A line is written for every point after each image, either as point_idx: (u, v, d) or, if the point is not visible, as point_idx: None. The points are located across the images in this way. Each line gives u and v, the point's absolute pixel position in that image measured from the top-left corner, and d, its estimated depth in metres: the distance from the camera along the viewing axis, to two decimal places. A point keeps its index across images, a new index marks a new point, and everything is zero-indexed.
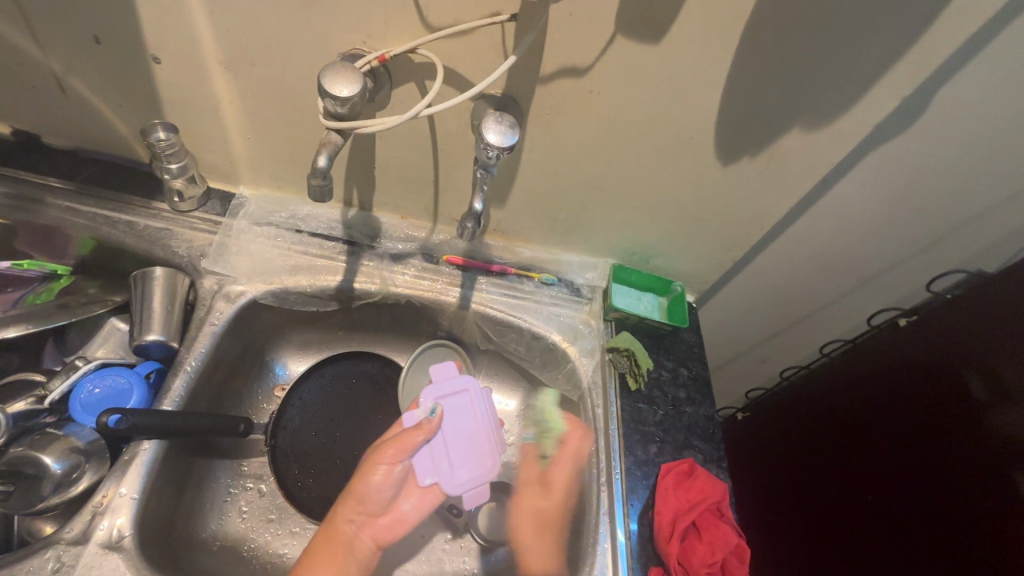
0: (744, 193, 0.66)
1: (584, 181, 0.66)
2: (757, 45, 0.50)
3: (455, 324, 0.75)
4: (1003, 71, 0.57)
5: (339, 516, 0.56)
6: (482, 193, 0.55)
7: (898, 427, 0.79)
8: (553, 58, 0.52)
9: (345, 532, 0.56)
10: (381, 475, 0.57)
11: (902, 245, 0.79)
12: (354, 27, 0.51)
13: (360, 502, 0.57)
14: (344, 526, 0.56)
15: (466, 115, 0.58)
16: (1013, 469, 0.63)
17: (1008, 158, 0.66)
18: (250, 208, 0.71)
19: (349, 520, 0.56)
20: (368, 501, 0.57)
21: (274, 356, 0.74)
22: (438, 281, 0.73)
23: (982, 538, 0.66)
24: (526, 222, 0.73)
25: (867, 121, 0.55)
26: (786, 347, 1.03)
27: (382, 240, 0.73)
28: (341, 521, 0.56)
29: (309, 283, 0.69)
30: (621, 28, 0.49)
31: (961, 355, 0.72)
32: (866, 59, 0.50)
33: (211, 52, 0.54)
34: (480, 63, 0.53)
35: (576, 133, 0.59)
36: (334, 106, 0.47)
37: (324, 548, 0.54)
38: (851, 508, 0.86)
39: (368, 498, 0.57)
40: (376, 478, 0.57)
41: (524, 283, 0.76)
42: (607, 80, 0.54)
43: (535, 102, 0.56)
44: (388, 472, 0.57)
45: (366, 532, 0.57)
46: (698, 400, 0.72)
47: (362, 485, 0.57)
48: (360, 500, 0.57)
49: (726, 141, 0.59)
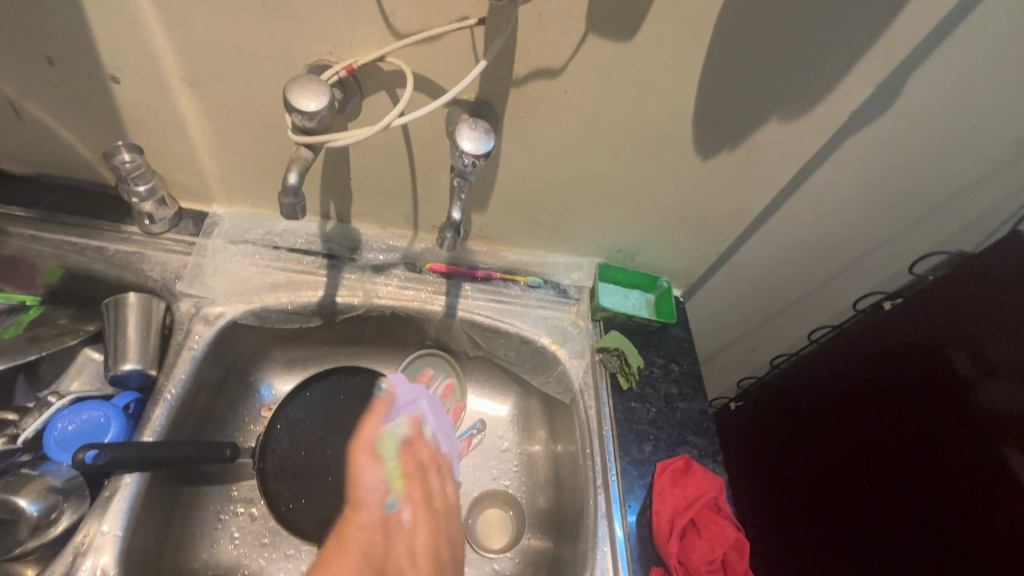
0: (725, 186, 0.65)
1: (564, 182, 0.65)
2: (727, 39, 0.50)
3: (442, 332, 0.74)
4: (972, 53, 0.58)
5: (348, 524, 0.55)
6: (460, 202, 0.54)
7: (889, 409, 0.80)
8: (525, 60, 0.51)
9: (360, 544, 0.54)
10: (370, 478, 0.58)
11: (881, 228, 0.80)
12: (320, 37, 0.49)
13: (365, 510, 0.57)
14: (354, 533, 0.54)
15: (441, 122, 0.57)
16: (1000, 440, 0.64)
17: (979, 136, 0.67)
18: (225, 226, 0.69)
19: (361, 528, 0.55)
20: (369, 507, 0.57)
21: (258, 377, 0.72)
22: (423, 290, 0.72)
23: (977, 514, 0.66)
24: (508, 226, 0.72)
25: (843, 107, 0.55)
26: (775, 335, 1.04)
27: (362, 252, 0.71)
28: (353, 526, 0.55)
29: (289, 300, 0.67)
30: (592, 28, 0.48)
31: (942, 332, 0.73)
32: (838, 48, 0.51)
33: (173, 70, 0.52)
34: (450, 69, 0.52)
35: (553, 134, 0.59)
36: (302, 121, 0.46)
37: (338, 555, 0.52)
38: (849, 493, 0.86)
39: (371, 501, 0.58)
40: (370, 482, 0.58)
41: (509, 287, 0.76)
42: (581, 79, 0.53)
43: (509, 106, 0.56)
44: (373, 471, 0.59)
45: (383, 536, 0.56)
46: (690, 395, 0.72)
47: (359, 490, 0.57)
48: (363, 505, 0.57)
49: (705, 134, 0.59)
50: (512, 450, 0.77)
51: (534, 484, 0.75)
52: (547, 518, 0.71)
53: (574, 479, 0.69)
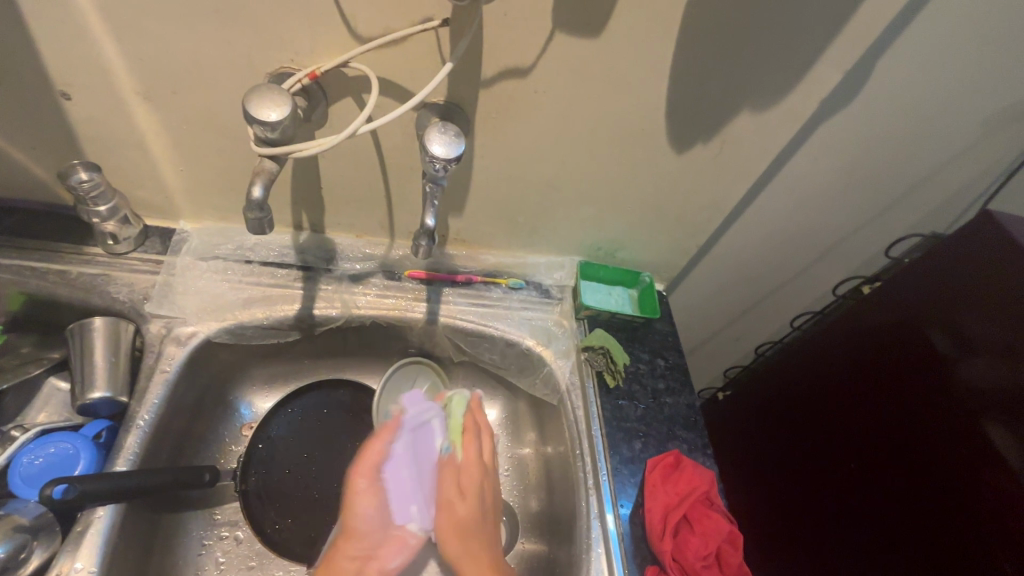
0: (701, 178, 0.65)
1: (540, 182, 0.65)
2: (695, 32, 0.49)
3: (425, 339, 0.73)
4: (935, 38, 0.59)
5: (338, 553, 0.53)
6: (433, 209, 0.52)
7: (873, 392, 0.80)
8: (493, 60, 0.50)
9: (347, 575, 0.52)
10: (367, 507, 0.55)
11: (856, 212, 0.81)
12: (280, 45, 0.48)
13: (361, 540, 0.54)
14: (345, 564, 0.53)
15: (411, 126, 0.56)
16: (977, 417, 0.65)
17: (945, 117, 0.68)
18: (194, 243, 0.67)
19: (352, 556, 0.53)
20: (364, 537, 0.54)
21: (237, 396, 0.70)
22: (403, 298, 0.70)
23: (961, 493, 0.66)
24: (486, 228, 0.71)
25: (812, 95, 0.55)
26: (758, 321, 1.05)
27: (338, 262, 0.70)
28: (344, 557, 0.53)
29: (265, 315, 0.65)
30: (558, 25, 0.48)
31: (920, 312, 0.73)
32: (806, 37, 0.51)
33: (126, 83, 0.50)
34: (417, 73, 0.51)
35: (527, 133, 0.58)
36: (264, 132, 0.44)
37: None
38: (838, 479, 0.86)
39: (368, 533, 0.55)
40: (367, 510, 0.55)
41: (490, 290, 0.75)
42: (551, 77, 0.52)
43: (479, 107, 0.55)
44: (370, 499, 0.56)
45: (371, 567, 0.54)
46: (677, 389, 0.72)
47: (354, 520, 0.54)
48: (357, 534, 0.54)
49: (678, 128, 0.59)
50: (503, 455, 0.76)
51: (525, 488, 0.74)
52: (540, 521, 0.71)
53: (565, 482, 0.68)
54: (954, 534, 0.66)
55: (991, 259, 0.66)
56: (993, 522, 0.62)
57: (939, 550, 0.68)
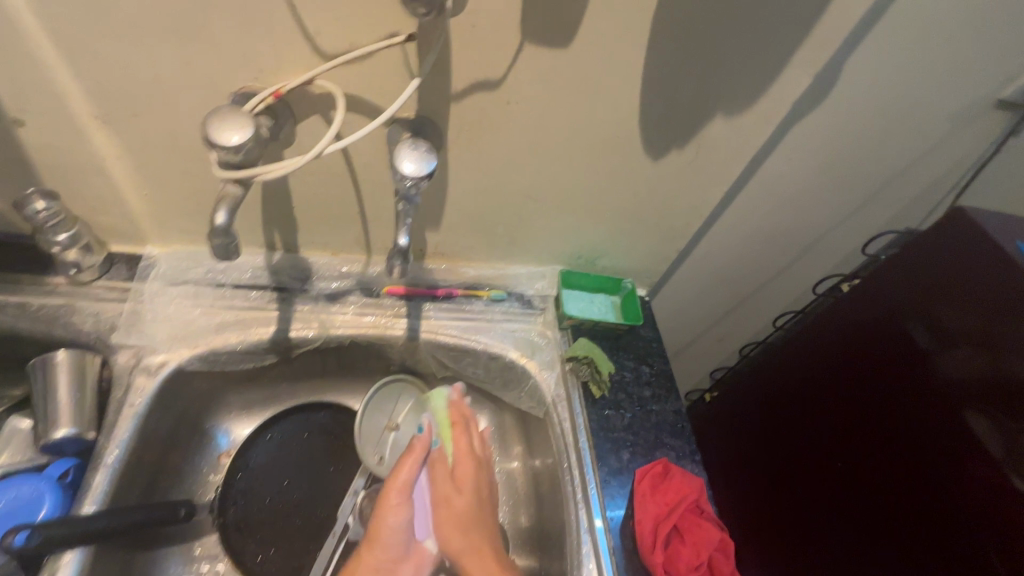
0: (678, 184, 0.65)
1: (517, 193, 0.64)
2: (664, 41, 0.49)
3: (407, 356, 0.72)
4: (900, 38, 0.60)
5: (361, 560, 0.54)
6: (406, 228, 0.50)
7: (855, 387, 0.81)
8: (462, 73, 0.49)
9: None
10: (396, 519, 0.56)
11: (831, 211, 0.82)
12: (241, 64, 0.46)
13: (385, 548, 0.55)
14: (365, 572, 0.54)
15: (382, 142, 0.55)
16: (959, 408, 0.65)
17: (913, 115, 0.69)
18: (162, 268, 0.64)
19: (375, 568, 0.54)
20: (387, 546, 0.56)
21: (214, 424, 0.68)
22: (382, 315, 0.69)
23: (947, 484, 0.66)
24: (465, 241, 0.70)
25: (783, 99, 0.56)
26: (742, 321, 1.06)
27: (314, 281, 0.68)
28: (366, 564, 0.54)
29: (239, 339, 0.63)
30: (527, 37, 0.47)
31: (899, 307, 0.74)
32: (774, 42, 0.51)
33: (83, 107, 0.48)
34: (384, 89, 0.50)
35: (501, 146, 0.57)
36: (227, 156, 0.42)
37: None
38: (826, 477, 0.85)
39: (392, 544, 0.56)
40: (395, 524, 0.56)
41: (472, 303, 0.73)
42: (522, 89, 0.52)
43: (451, 122, 0.54)
44: (401, 512, 0.57)
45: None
46: (663, 395, 0.71)
47: (384, 528, 0.56)
48: (383, 544, 0.55)
49: (652, 136, 0.58)
50: (491, 470, 0.75)
51: (515, 503, 0.73)
52: (530, 537, 0.70)
53: (554, 497, 0.67)
54: (942, 524, 0.66)
55: (965, 252, 0.66)
56: (980, 512, 0.62)
57: (926, 543, 0.68)
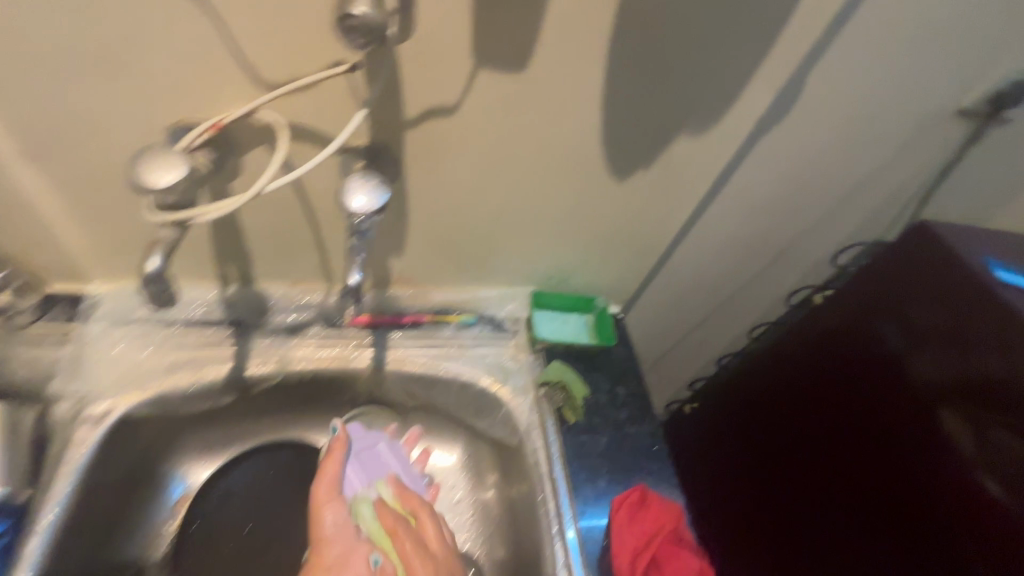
0: (645, 203, 0.64)
1: (481, 217, 0.62)
2: (623, 63, 0.48)
3: (374, 388, 0.69)
4: (859, 54, 0.60)
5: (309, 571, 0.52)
6: (358, 263, 0.48)
7: (830, 393, 0.79)
8: (416, 101, 0.47)
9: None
10: (332, 516, 0.56)
11: (799, 221, 0.82)
12: (178, 96, 0.44)
13: (331, 544, 0.54)
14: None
15: (336, 171, 0.52)
16: (930, 410, 0.63)
17: (876, 127, 0.70)
18: (107, 307, 0.61)
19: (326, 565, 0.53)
20: (336, 539, 0.55)
21: (169, 470, 0.63)
22: (345, 347, 0.66)
23: (927, 488, 0.63)
24: (430, 267, 0.68)
25: (745, 117, 0.55)
26: (717, 331, 1.05)
27: (272, 315, 0.65)
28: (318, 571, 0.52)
29: (191, 381, 0.60)
30: (481, 62, 0.45)
31: (868, 309, 0.73)
32: (736, 63, 0.50)
33: (7, 145, 0.45)
34: (334, 118, 0.47)
35: (461, 171, 0.55)
36: (161, 198, 0.39)
37: None
38: (807, 486, 0.83)
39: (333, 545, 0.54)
40: (330, 517, 0.56)
41: (441, 329, 0.71)
42: (480, 114, 0.50)
43: (408, 149, 0.52)
44: (338, 508, 0.58)
45: None
46: (639, 417, 0.70)
47: (322, 527, 0.56)
48: (325, 543, 0.55)
49: (616, 156, 0.57)
50: (466, 500, 0.73)
51: (491, 536, 0.70)
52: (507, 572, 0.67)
53: (529, 530, 0.64)
54: (925, 530, 0.63)
55: (931, 252, 0.65)
56: (958, 517, 0.60)
57: (913, 552, 0.65)
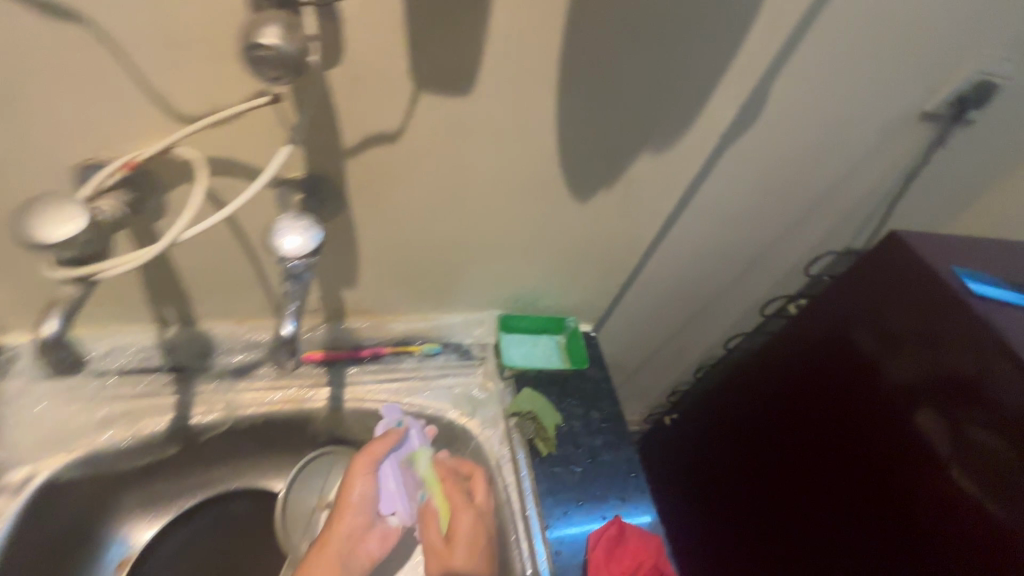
0: (611, 222, 0.61)
1: (438, 243, 0.58)
2: (576, 81, 0.45)
3: (333, 427, 0.65)
4: (822, 62, 0.58)
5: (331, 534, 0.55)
6: (291, 312, 0.44)
7: (806, 401, 0.76)
8: (354, 128, 0.44)
9: (340, 549, 0.55)
10: (361, 488, 0.57)
11: (770, 229, 0.80)
12: (83, 133, 0.39)
13: (354, 514, 0.57)
14: (334, 543, 0.55)
15: (273, 205, 0.48)
16: (908, 410, 0.61)
17: (843, 133, 0.68)
18: (29, 359, 0.56)
19: (344, 535, 0.55)
20: (357, 511, 0.57)
21: (109, 531, 0.58)
22: (299, 387, 0.62)
23: (912, 495, 0.60)
24: (388, 296, 0.64)
25: (708, 132, 0.53)
26: (694, 341, 1.03)
27: (215, 357, 0.60)
28: (338, 534, 0.55)
29: (126, 436, 0.55)
30: (422, 85, 0.42)
31: (841, 313, 0.70)
32: (696, 77, 0.47)
33: None
34: (263, 149, 0.43)
35: (411, 198, 0.52)
36: (62, 253, 0.35)
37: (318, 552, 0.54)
38: (790, 498, 0.79)
39: (357, 516, 0.57)
40: (360, 489, 0.57)
41: (403, 361, 0.67)
42: (426, 139, 0.46)
43: (350, 178, 0.48)
44: (369, 481, 0.58)
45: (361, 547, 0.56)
46: (615, 443, 0.67)
47: (352, 494, 0.57)
48: (350, 511, 0.57)
49: (576, 175, 0.54)
50: None
51: None
52: None
53: None
54: (914, 541, 0.60)
55: (901, 253, 0.64)
56: (944, 522, 0.57)
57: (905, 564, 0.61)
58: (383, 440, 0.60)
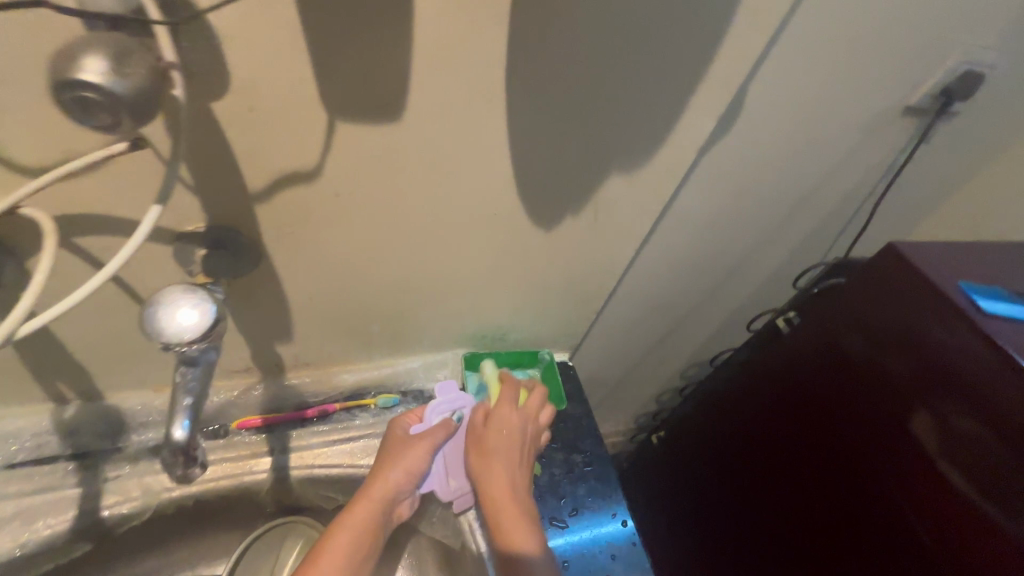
0: (580, 249, 0.54)
1: (383, 287, 0.50)
2: (525, 100, 0.38)
3: (279, 499, 0.56)
4: (800, 62, 0.52)
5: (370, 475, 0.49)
6: (183, 413, 0.36)
7: (799, 423, 0.67)
8: (257, 169, 0.36)
9: (377, 502, 0.48)
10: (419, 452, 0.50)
11: (750, 237, 0.75)
12: None
13: (404, 473, 0.49)
14: (373, 491, 0.48)
15: (173, 262, 0.40)
16: (901, 419, 0.52)
17: (823, 135, 0.63)
18: None
19: (386, 494, 0.48)
20: (407, 448, 0.51)
21: None
22: (235, 458, 0.53)
23: (925, 536, 0.50)
24: (333, 346, 0.56)
25: (683, 147, 0.46)
26: (677, 355, 0.98)
27: (127, 436, 0.52)
28: (378, 490, 0.48)
29: (15, 544, 0.45)
30: (335, 115, 0.34)
31: (831, 325, 0.61)
32: (665, 89, 0.41)
33: None
34: (144, 201, 0.35)
35: (343, 241, 0.44)
36: None
37: (354, 510, 0.47)
38: (791, 531, 0.69)
39: (408, 470, 0.50)
40: (418, 454, 0.50)
41: (356, 417, 0.59)
42: (351, 176, 0.39)
43: (264, 225, 0.40)
44: (418, 457, 0.50)
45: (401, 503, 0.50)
46: (602, 490, 0.60)
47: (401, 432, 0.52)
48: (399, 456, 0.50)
49: (536, 203, 0.47)
50: None
51: None
52: None
53: None
54: None
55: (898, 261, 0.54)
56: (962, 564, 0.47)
57: None
58: (446, 425, 0.52)
